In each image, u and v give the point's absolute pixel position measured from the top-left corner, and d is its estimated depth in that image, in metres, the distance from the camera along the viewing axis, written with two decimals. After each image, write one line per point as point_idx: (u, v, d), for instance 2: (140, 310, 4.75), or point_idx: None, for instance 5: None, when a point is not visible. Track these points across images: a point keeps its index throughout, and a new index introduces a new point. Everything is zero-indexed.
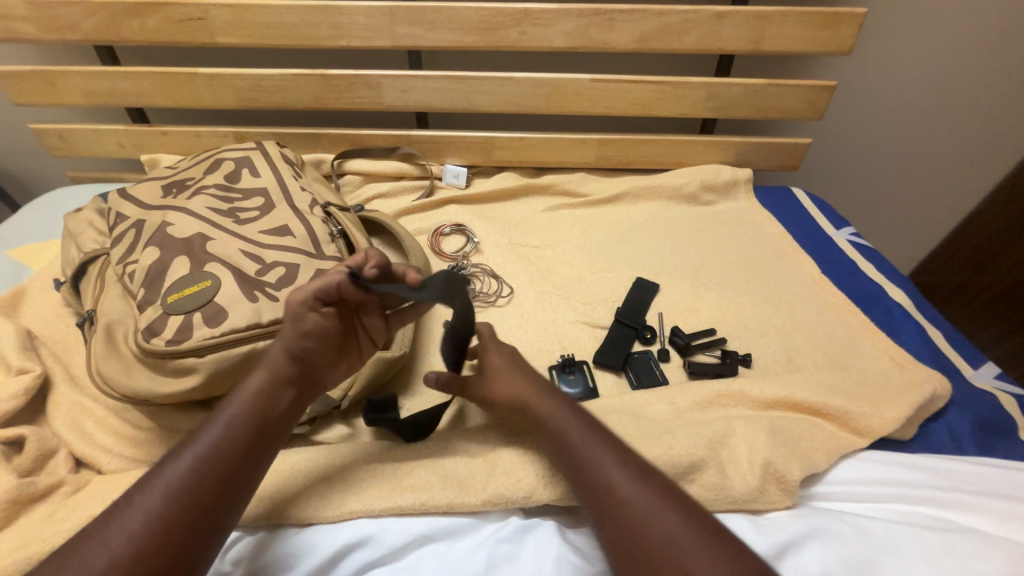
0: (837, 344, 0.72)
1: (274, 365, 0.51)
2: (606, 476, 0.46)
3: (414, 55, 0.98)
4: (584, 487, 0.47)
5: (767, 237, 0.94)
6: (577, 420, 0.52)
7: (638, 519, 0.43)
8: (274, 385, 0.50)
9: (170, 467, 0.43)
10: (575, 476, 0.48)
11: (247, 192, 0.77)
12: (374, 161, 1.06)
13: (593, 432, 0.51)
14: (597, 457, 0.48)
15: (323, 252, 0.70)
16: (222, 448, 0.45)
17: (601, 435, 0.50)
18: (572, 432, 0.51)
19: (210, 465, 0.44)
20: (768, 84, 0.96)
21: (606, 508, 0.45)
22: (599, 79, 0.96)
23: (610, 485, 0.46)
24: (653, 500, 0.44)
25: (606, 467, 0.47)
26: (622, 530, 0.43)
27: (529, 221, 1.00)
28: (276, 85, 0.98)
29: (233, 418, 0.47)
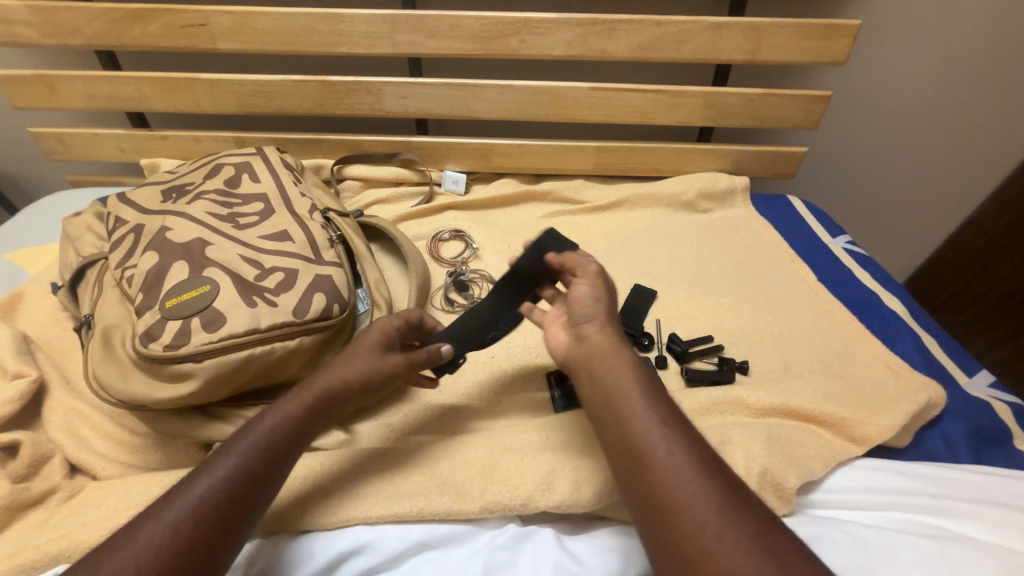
0: (833, 352, 0.73)
1: (313, 390, 0.51)
2: (658, 455, 0.43)
3: (414, 62, 0.98)
4: (627, 465, 0.45)
5: (763, 245, 0.95)
6: (648, 400, 0.47)
7: (692, 513, 0.40)
8: (309, 406, 0.50)
9: (202, 479, 0.43)
10: (619, 451, 0.46)
11: (247, 198, 0.77)
12: (373, 167, 1.07)
13: (658, 409, 0.47)
14: (653, 435, 0.45)
15: (323, 257, 0.70)
16: (255, 465, 0.45)
17: (670, 422, 0.46)
18: (633, 405, 0.47)
19: (242, 483, 0.44)
20: (764, 93, 0.97)
21: (649, 489, 0.42)
22: (597, 87, 0.97)
23: (671, 472, 0.42)
24: (707, 493, 0.40)
25: (662, 447, 0.44)
26: (663, 516, 0.41)
27: (527, 227, 1.01)
28: (276, 91, 0.98)
29: (268, 435, 0.47)
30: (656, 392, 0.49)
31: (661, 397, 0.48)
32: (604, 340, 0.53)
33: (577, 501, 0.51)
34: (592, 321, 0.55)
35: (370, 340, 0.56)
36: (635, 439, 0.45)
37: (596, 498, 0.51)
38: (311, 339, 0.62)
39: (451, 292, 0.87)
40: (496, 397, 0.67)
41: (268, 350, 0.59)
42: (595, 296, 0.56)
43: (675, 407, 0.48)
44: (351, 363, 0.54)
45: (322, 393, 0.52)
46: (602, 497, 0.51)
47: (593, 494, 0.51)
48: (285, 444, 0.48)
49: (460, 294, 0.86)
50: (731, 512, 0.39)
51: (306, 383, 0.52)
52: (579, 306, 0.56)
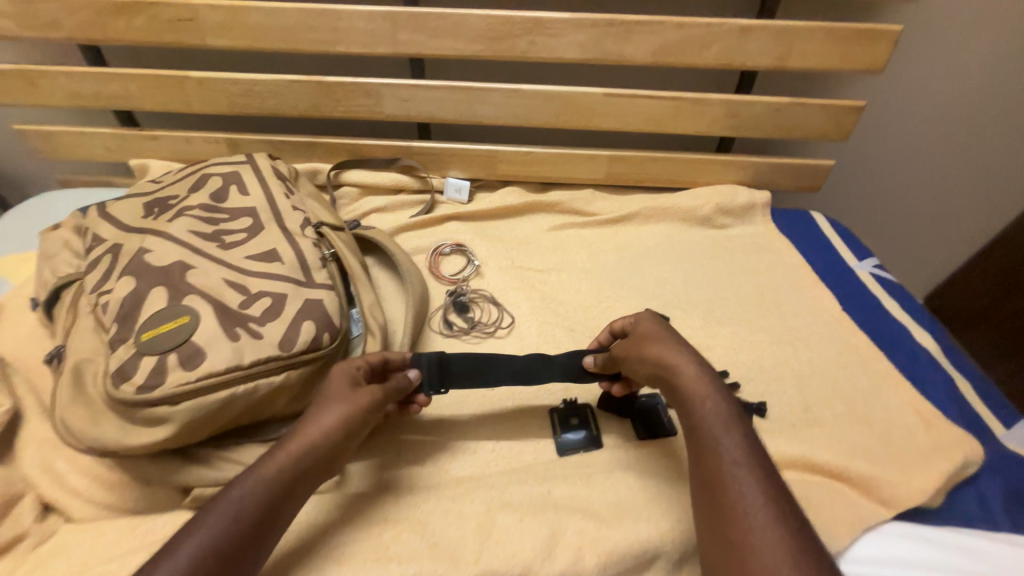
0: (858, 393, 0.67)
1: (295, 445, 0.48)
2: (744, 514, 0.40)
3: (416, 63, 0.92)
4: (708, 518, 0.43)
5: (783, 267, 0.89)
6: (731, 436, 0.45)
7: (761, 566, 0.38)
8: (304, 453, 0.48)
9: (189, 539, 0.40)
10: (698, 486, 0.45)
11: (234, 212, 0.73)
12: (372, 173, 1.02)
13: (751, 464, 0.43)
14: (735, 474, 0.43)
15: (313, 279, 0.68)
16: (250, 521, 0.43)
17: (752, 462, 0.43)
18: (715, 436, 0.45)
19: (234, 542, 0.41)
20: (790, 102, 0.90)
21: (721, 536, 0.41)
22: (612, 93, 0.90)
23: (744, 516, 0.40)
24: (796, 569, 0.36)
25: (738, 487, 0.42)
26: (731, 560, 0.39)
27: (533, 241, 0.96)
28: (269, 91, 0.93)
29: (243, 502, 0.43)
30: (744, 425, 0.46)
31: (747, 433, 0.45)
32: (696, 382, 0.49)
33: (579, 570, 0.49)
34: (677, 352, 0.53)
35: (353, 376, 0.54)
36: (713, 478, 0.44)
37: (600, 569, 0.49)
38: (299, 373, 0.59)
39: (451, 314, 0.81)
40: (495, 436, 0.63)
41: (252, 388, 0.55)
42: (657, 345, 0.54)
43: (762, 445, 0.45)
44: (331, 409, 0.50)
45: (306, 450, 0.48)
46: (606, 568, 0.49)
47: (598, 565, 0.49)
48: (279, 497, 0.45)
49: (460, 316, 0.80)
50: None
51: (293, 432, 0.49)
52: (668, 347, 0.53)
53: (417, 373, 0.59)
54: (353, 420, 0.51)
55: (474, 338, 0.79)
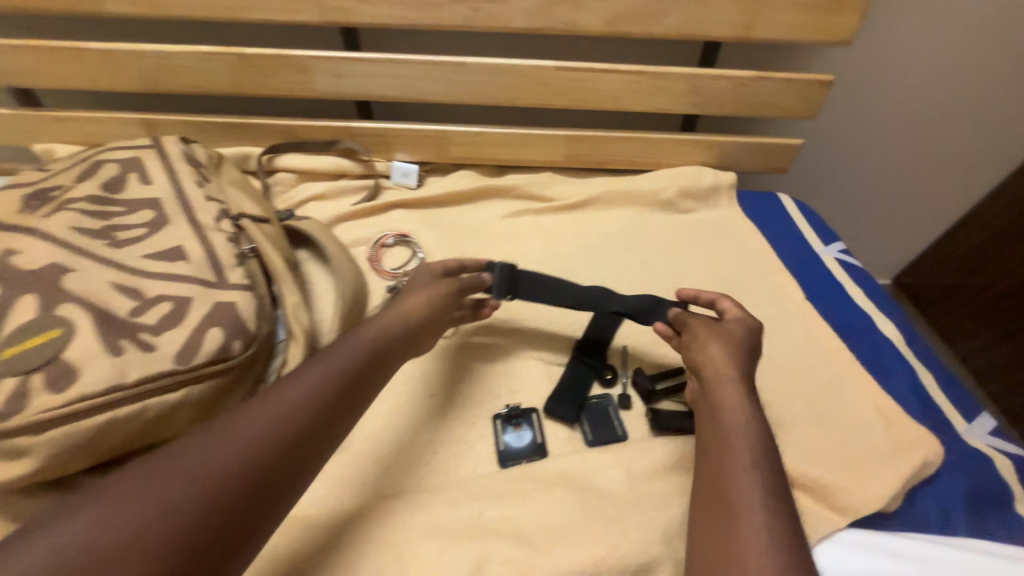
0: (819, 388, 0.64)
1: (341, 360, 0.49)
2: (731, 470, 0.44)
3: (349, 33, 0.82)
4: (705, 488, 0.45)
5: (747, 254, 0.84)
6: (745, 433, 0.46)
7: (743, 536, 0.40)
8: (339, 375, 0.48)
9: (247, 425, 0.42)
10: (703, 465, 0.47)
11: (132, 205, 0.65)
12: (310, 157, 0.93)
13: (757, 448, 0.45)
14: (741, 456, 0.45)
15: (226, 279, 0.61)
16: (235, 456, 0.39)
17: (761, 459, 0.45)
18: (732, 426, 0.47)
19: (208, 474, 0.38)
20: (757, 77, 0.84)
21: (713, 506, 0.43)
22: (566, 66, 0.83)
23: (737, 493, 0.42)
24: (772, 543, 0.38)
25: (741, 468, 0.44)
26: (718, 530, 0.41)
27: (486, 229, 0.90)
28: (184, 65, 0.83)
29: (298, 402, 0.44)
30: (765, 434, 0.47)
31: (769, 445, 0.46)
32: (727, 368, 0.51)
33: None
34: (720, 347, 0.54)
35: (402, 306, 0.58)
36: (718, 455, 0.46)
37: None
38: (199, 388, 0.53)
39: None
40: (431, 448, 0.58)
41: (137, 409, 0.49)
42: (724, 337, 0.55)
43: (780, 462, 0.45)
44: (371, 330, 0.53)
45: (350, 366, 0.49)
46: None
47: None
48: (317, 416, 0.45)
49: None
50: (778, 552, 0.38)
51: (388, 308, 0.57)
52: (709, 333, 0.55)
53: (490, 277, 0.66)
54: (437, 303, 0.60)
55: None
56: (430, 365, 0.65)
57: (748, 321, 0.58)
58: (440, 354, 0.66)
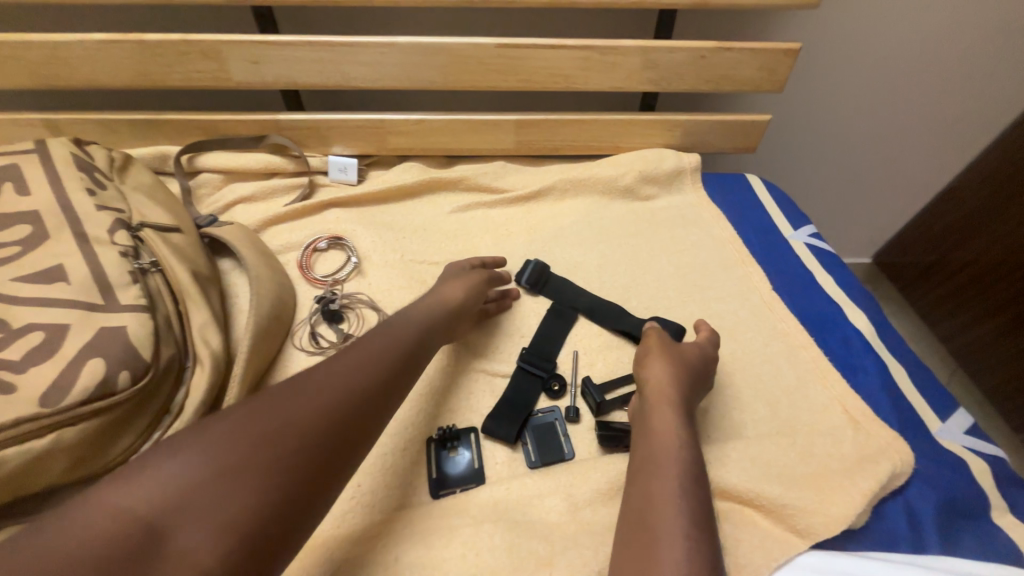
0: (782, 390, 0.59)
1: (358, 374, 0.45)
2: (661, 476, 0.42)
3: (262, 14, 0.74)
4: (636, 482, 0.43)
5: (711, 242, 0.79)
6: (680, 448, 0.44)
7: (664, 541, 0.38)
8: (358, 390, 0.44)
9: (255, 426, 0.39)
10: (635, 466, 0.45)
11: (8, 220, 0.58)
12: (237, 155, 0.85)
13: (688, 475, 0.42)
14: (674, 463, 0.43)
15: (113, 299, 0.54)
16: (252, 465, 0.37)
17: (693, 475, 0.42)
18: (670, 436, 0.45)
19: (230, 472, 0.36)
20: (716, 47, 0.77)
21: (635, 508, 0.41)
22: (507, 43, 0.75)
23: (663, 498, 0.40)
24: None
25: (672, 476, 0.42)
26: (638, 533, 0.39)
27: (431, 226, 0.83)
28: (79, 56, 0.74)
29: (315, 411, 0.41)
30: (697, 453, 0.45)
31: (697, 464, 0.43)
32: (669, 390, 0.50)
33: None
34: (674, 383, 0.50)
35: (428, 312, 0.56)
36: (655, 455, 0.44)
37: None
38: (71, 433, 0.46)
39: (321, 326, 0.68)
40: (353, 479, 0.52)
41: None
42: (676, 363, 0.52)
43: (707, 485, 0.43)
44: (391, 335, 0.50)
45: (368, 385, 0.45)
46: None
47: None
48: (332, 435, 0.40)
49: (330, 327, 0.67)
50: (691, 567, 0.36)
51: (431, 292, 0.59)
52: (659, 353, 0.54)
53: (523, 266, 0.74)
54: (471, 292, 0.61)
55: None
56: None
57: (710, 346, 0.58)
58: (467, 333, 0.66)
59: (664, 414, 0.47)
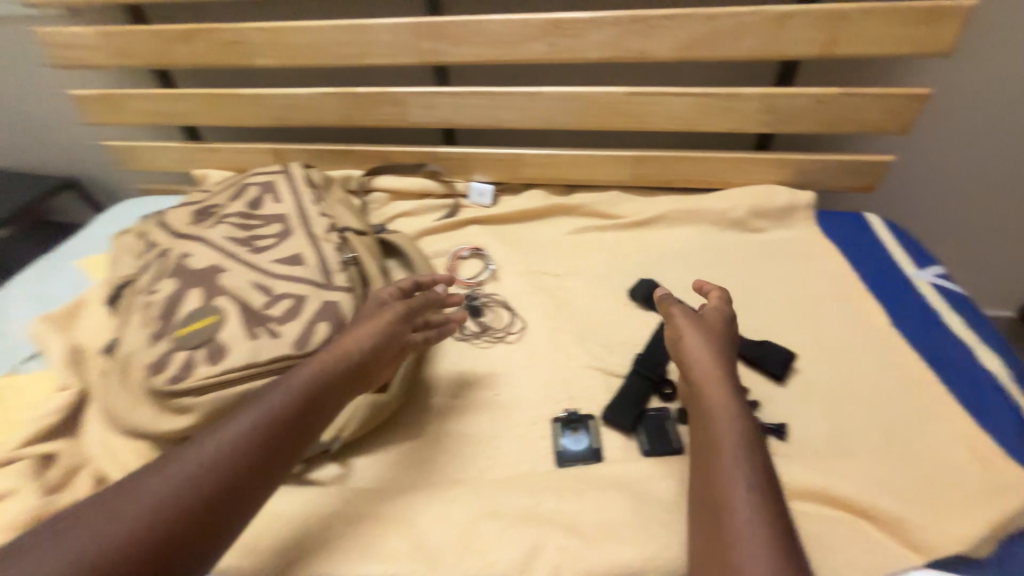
0: (898, 421, 0.61)
1: (237, 437, 0.48)
2: (716, 451, 0.48)
3: (439, 71, 0.94)
4: (699, 464, 0.49)
5: (824, 276, 0.81)
6: (735, 422, 0.49)
7: (731, 506, 0.43)
8: (241, 448, 0.48)
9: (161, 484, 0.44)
10: (698, 442, 0.51)
11: (266, 219, 0.79)
12: (401, 178, 1.06)
13: (742, 444, 0.48)
14: (728, 436, 0.48)
15: (332, 281, 0.73)
16: (149, 518, 0.42)
17: (748, 444, 0.48)
18: (719, 411, 0.51)
19: (127, 529, 0.41)
20: (838, 93, 0.82)
21: (706, 480, 0.47)
22: (636, 91, 0.87)
23: (725, 469, 0.46)
24: (758, 533, 0.41)
25: (729, 452, 0.47)
26: (711, 503, 0.45)
27: (552, 244, 0.95)
28: (308, 103, 1.00)
29: (199, 472, 0.45)
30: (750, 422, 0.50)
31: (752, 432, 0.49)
32: (714, 369, 0.54)
33: None
34: (712, 357, 0.56)
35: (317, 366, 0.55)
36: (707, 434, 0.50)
37: None
38: None
39: None
40: (494, 443, 0.65)
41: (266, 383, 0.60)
42: (706, 333, 0.58)
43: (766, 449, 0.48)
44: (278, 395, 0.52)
45: (249, 447, 0.48)
46: None
47: None
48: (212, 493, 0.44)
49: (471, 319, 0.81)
50: (759, 520, 0.42)
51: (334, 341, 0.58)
52: (695, 334, 0.58)
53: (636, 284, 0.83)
54: (387, 332, 0.60)
55: (482, 342, 0.78)
56: (499, 370, 0.73)
57: (724, 312, 0.61)
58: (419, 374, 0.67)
59: (715, 395, 0.52)
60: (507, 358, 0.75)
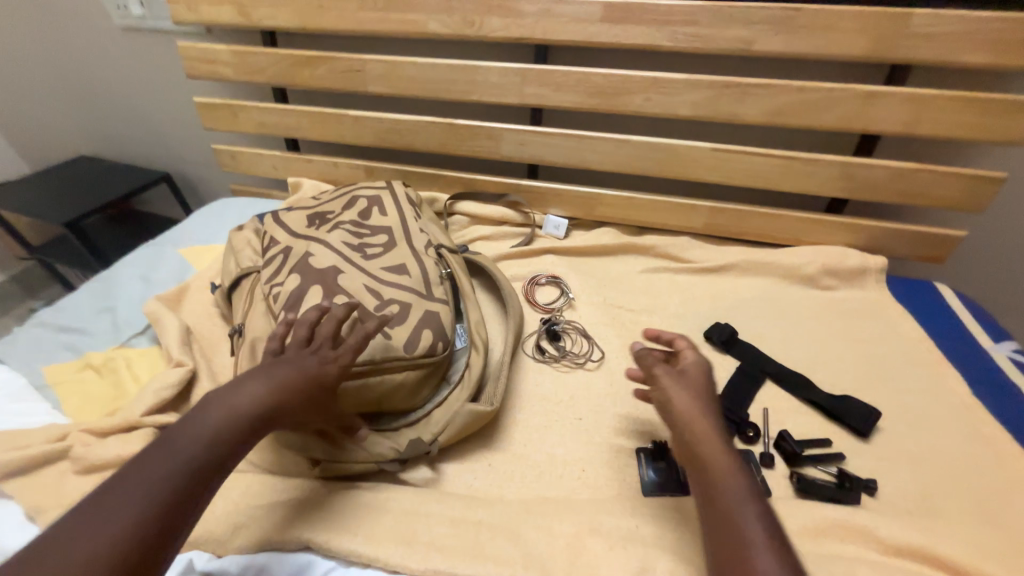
0: (987, 490, 0.62)
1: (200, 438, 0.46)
2: (725, 506, 0.45)
3: (535, 112, 1.02)
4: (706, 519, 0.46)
5: (898, 339, 0.84)
6: (737, 477, 0.47)
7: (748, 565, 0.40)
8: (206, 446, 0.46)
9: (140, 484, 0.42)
10: (700, 495, 0.48)
11: (374, 229, 0.85)
12: (482, 205, 1.13)
13: (748, 498, 0.45)
14: (730, 489, 0.46)
15: (433, 293, 0.77)
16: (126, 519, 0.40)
17: (750, 499, 0.45)
18: (716, 462, 0.49)
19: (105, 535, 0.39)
20: (916, 168, 0.87)
21: (716, 538, 0.44)
22: (721, 148, 0.94)
23: (736, 525, 0.43)
24: None
25: (735, 507, 0.45)
26: (723, 561, 0.42)
27: (625, 280, 0.99)
28: (408, 129, 1.08)
29: (173, 471, 0.43)
30: (748, 477, 0.48)
31: (751, 487, 0.47)
32: (704, 419, 0.53)
33: None
34: (697, 405, 0.55)
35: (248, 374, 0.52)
36: (712, 489, 0.47)
37: None
38: (415, 374, 0.67)
39: (543, 340, 0.86)
40: (581, 464, 0.67)
41: (380, 379, 0.64)
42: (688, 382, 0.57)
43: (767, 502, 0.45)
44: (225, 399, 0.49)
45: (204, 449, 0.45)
46: None
47: None
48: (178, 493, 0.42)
49: (552, 343, 0.85)
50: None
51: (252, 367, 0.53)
52: (680, 389, 0.56)
53: (712, 327, 0.86)
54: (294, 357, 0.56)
55: (563, 366, 0.81)
56: (583, 395, 0.76)
57: (705, 368, 0.60)
58: (457, 417, 0.67)
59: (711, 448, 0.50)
60: (589, 384, 0.78)
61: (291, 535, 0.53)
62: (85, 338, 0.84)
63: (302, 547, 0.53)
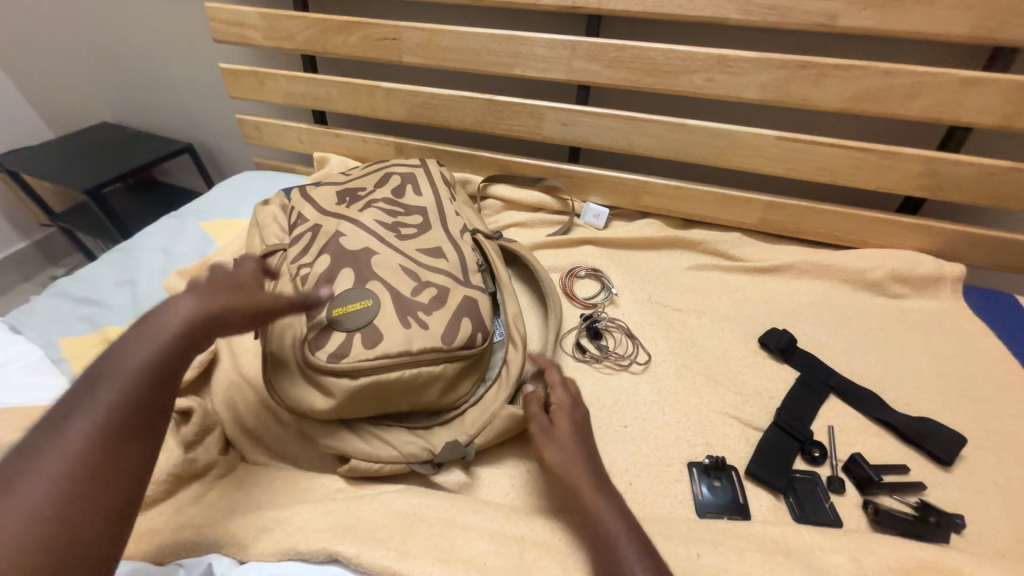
0: None
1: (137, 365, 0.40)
2: (603, 532, 0.46)
3: (582, 90, 0.94)
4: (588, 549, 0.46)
5: (978, 357, 0.75)
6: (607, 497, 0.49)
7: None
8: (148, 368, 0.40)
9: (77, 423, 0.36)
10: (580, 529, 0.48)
11: (408, 209, 0.80)
12: (517, 189, 1.06)
13: (620, 518, 0.47)
14: (607, 514, 0.47)
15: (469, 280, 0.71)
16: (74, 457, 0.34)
17: (623, 517, 0.47)
18: (587, 492, 0.49)
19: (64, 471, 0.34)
20: (1014, 167, 0.77)
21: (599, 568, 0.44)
22: (787, 137, 0.85)
23: (613, 548, 0.44)
24: None
25: (610, 530, 0.46)
26: None
27: (670, 277, 0.92)
28: (443, 104, 1.01)
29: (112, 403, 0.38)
30: (613, 494, 0.50)
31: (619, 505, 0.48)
32: (578, 450, 0.54)
33: None
34: (573, 443, 0.55)
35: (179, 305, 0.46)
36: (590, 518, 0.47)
37: None
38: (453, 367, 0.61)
39: (583, 338, 0.80)
40: (627, 477, 0.62)
41: (416, 373, 0.59)
42: (562, 417, 0.58)
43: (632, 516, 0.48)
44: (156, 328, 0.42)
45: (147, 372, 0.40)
46: None
47: None
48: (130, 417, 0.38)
49: (594, 342, 0.78)
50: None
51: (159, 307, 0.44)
52: (557, 429, 0.56)
53: (769, 333, 0.79)
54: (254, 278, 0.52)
55: (605, 368, 0.75)
56: (629, 400, 0.70)
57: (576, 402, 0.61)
58: (496, 419, 0.62)
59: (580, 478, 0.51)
60: (634, 389, 0.72)
61: (315, 546, 0.48)
62: (103, 312, 0.80)
63: (327, 559, 0.49)
